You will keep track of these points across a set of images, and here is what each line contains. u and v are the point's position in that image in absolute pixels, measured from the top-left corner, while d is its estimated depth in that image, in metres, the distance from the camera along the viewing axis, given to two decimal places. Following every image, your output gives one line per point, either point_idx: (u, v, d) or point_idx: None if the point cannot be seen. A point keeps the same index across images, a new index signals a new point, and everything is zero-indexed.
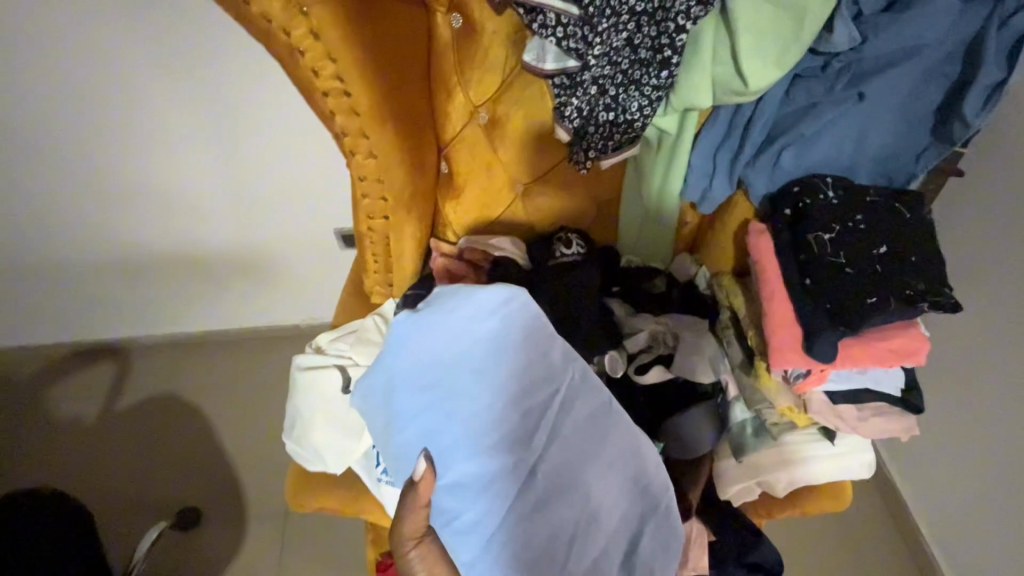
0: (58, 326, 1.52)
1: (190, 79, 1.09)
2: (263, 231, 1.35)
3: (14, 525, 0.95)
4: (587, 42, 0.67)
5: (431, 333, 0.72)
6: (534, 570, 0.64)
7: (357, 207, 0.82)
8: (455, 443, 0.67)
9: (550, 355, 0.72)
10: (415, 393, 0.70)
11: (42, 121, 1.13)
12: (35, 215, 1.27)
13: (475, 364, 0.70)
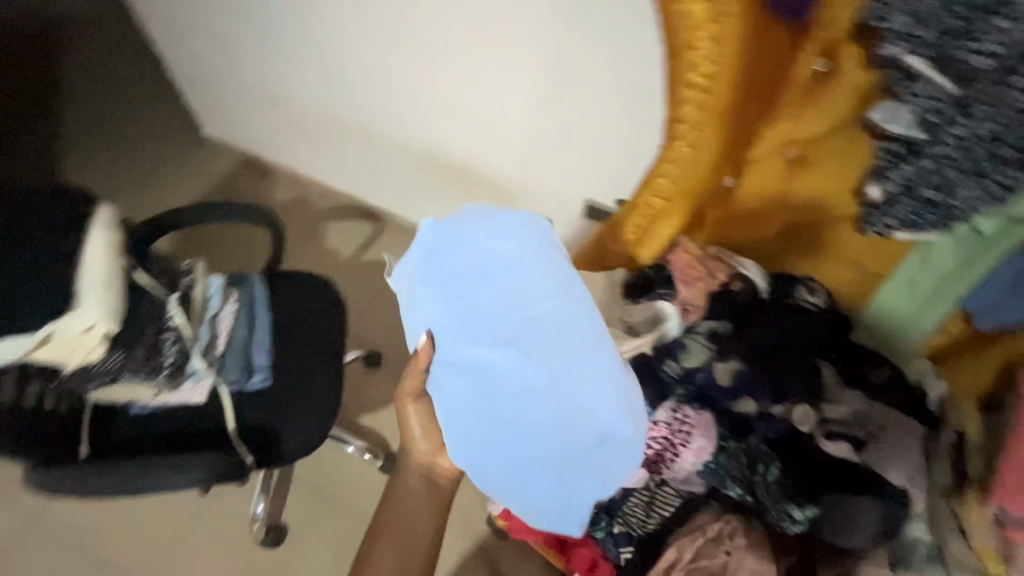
0: (358, 180, 1.99)
1: (531, 46, 1.28)
2: (529, 173, 1.55)
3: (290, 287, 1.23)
4: (950, 122, 0.70)
5: (448, 236, 0.81)
6: (487, 445, 0.75)
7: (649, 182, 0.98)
8: (444, 333, 0.76)
9: (527, 276, 0.76)
10: (431, 283, 0.79)
11: (414, 45, 1.44)
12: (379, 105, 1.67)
13: (484, 273, 0.76)
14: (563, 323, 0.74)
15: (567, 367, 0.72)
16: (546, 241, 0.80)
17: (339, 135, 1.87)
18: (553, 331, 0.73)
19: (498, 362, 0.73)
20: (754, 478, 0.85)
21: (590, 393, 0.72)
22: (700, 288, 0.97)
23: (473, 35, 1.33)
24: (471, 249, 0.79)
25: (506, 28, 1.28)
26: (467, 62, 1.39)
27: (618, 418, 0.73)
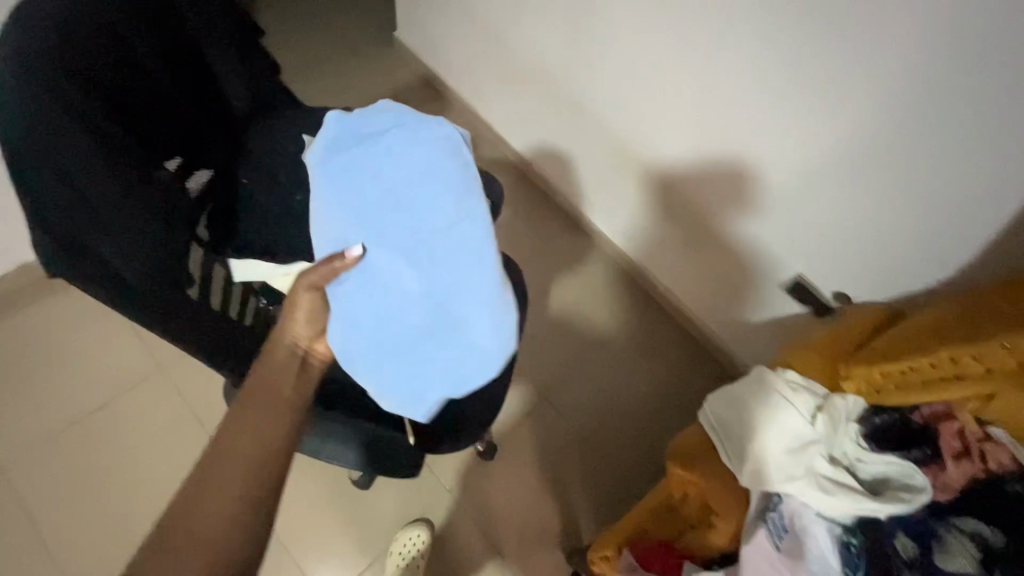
0: (539, 144, 1.84)
1: (842, 106, 1.08)
2: (752, 224, 1.38)
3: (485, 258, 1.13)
4: None
5: (402, 150, 0.71)
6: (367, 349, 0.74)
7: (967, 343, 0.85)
8: (365, 243, 0.70)
9: (447, 205, 0.69)
10: (375, 206, 0.70)
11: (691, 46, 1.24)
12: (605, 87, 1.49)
13: (395, 159, 0.71)
14: (430, 194, 0.69)
15: (435, 238, 0.69)
16: (456, 157, 0.71)
17: (541, 95, 1.72)
18: (427, 186, 0.70)
19: (368, 169, 0.71)
20: None
21: (453, 261, 0.70)
22: (959, 469, 0.86)
23: (775, 66, 1.13)
24: (406, 166, 0.70)
25: (822, 74, 1.07)
26: (745, 90, 1.20)
27: (485, 331, 0.72)
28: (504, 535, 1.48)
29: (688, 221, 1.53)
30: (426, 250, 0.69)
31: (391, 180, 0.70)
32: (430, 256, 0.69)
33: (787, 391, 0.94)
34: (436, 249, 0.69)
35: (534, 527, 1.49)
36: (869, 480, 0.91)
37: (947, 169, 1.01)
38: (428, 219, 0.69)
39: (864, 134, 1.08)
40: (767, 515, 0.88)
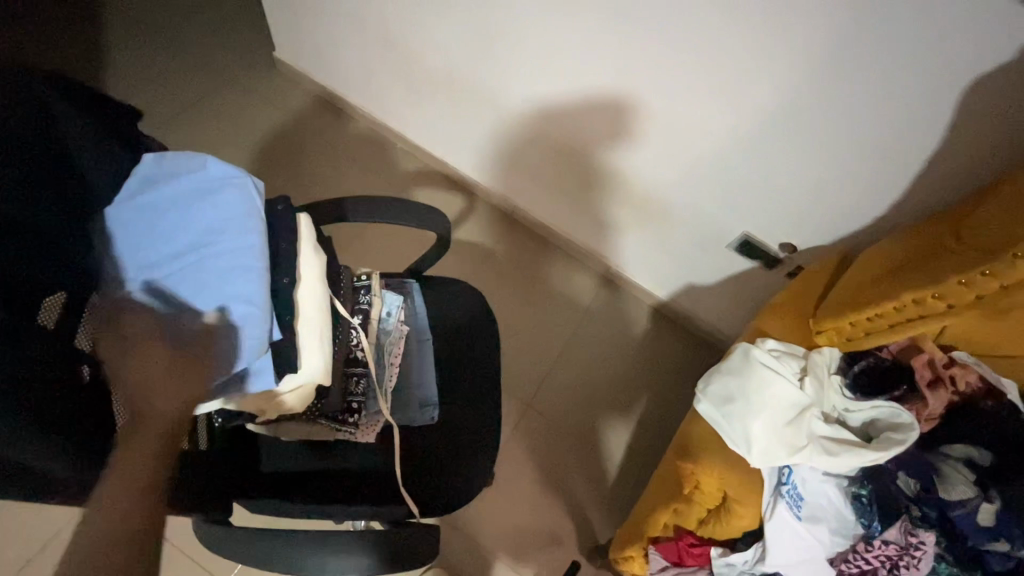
0: (457, 147, 1.77)
1: (765, 74, 1.08)
2: (686, 196, 1.40)
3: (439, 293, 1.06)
4: None
5: (184, 174, 0.71)
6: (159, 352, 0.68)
7: (932, 282, 0.87)
8: (148, 249, 0.69)
9: (216, 210, 0.70)
10: (159, 220, 0.69)
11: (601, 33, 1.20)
12: (519, 84, 1.43)
13: (182, 190, 0.71)
14: (201, 199, 0.71)
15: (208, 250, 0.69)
16: (235, 187, 0.72)
17: (451, 98, 1.62)
18: (212, 204, 0.71)
19: (163, 196, 0.70)
20: None
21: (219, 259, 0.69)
22: (939, 397, 0.90)
23: (692, 43, 1.11)
24: (190, 191, 0.71)
25: (742, 46, 1.07)
26: (665, 69, 1.17)
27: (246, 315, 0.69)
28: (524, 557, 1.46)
29: (629, 202, 1.51)
30: (208, 256, 0.69)
31: (187, 201, 0.71)
32: (218, 267, 0.69)
33: (771, 362, 0.94)
34: (213, 257, 0.69)
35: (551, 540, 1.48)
36: (860, 427, 0.94)
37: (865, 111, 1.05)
38: (221, 244, 0.70)
39: (794, 99, 1.09)
40: (777, 489, 0.91)
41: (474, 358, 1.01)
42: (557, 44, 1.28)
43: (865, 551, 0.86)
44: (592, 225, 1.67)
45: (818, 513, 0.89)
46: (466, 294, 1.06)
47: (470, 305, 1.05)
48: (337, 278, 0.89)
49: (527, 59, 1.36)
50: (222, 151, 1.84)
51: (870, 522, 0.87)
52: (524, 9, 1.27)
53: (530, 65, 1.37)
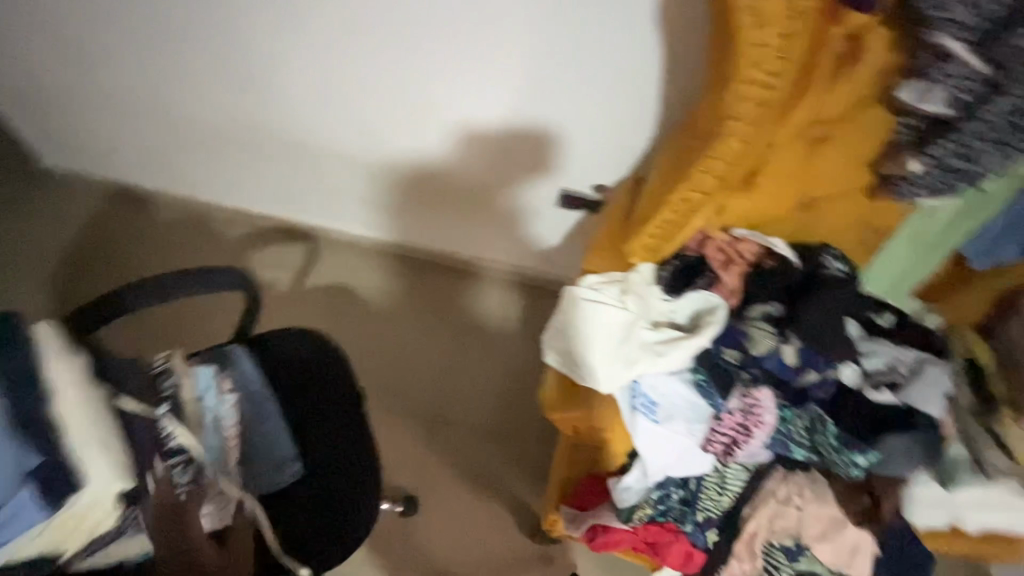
0: (281, 197, 1.76)
1: (500, 42, 1.18)
2: (495, 176, 1.48)
3: (269, 347, 1.01)
4: (981, 100, 0.75)
5: None
6: None
7: (686, 177, 0.97)
8: None
9: None
10: None
11: (353, 44, 1.26)
12: (305, 114, 1.47)
13: None
14: None
15: None
16: None
17: (250, 149, 1.62)
18: None
19: None
20: (818, 441, 0.99)
21: None
22: (735, 274, 1.01)
23: (429, 32, 1.19)
24: None
25: (469, 22, 1.16)
26: (419, 61, 1.25)
27: None
28: (469, 556, 1.49)
29: (450, 195, 1.57)
30: None
31: None
32: None
33: (595, 296, 1.00)
34: None
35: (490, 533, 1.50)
36: (688, 321, 1.03)
37: (597, 55, 1.14)
38: None
39: (531, 56, 1.18)
40: (634, 406, 0.95)
41: (323, 402, 0.98)
42: (320, 66, 1.34)
43: (720, 426, 0.96)
44: (431, 227, 1.70)
45: (672, 411, 0.95)
46: (297, 341, 1.02)
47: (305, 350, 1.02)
48: (117, 373, 0.78)
49: (301, 89, 1.40)
50: (27, 281, 1.69)
51: (715, 401, 0.96)
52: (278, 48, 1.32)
53: (307, 94, 1.41)
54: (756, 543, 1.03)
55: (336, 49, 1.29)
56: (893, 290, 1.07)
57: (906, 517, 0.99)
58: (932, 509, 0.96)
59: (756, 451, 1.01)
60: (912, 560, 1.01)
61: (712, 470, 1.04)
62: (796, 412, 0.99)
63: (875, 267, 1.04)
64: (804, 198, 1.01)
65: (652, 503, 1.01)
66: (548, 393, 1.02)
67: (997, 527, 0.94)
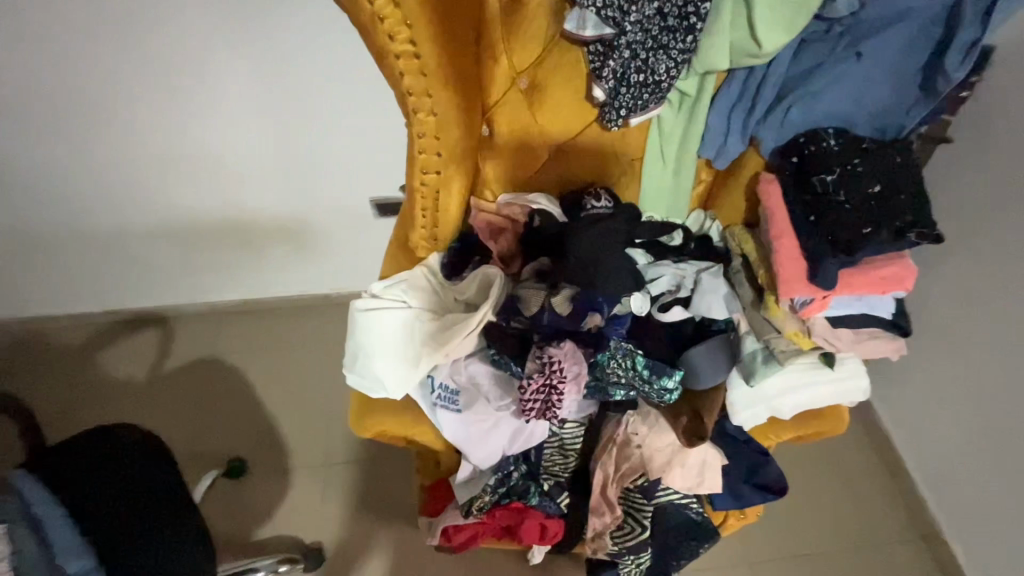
0: (110, 292, 1.66)
1: (246, 68, 1.20)
2: (309, 199, 1.47)
3: (77, 450, 1.00)
4: (623, 11, 0.75)
5: None
6: None
7: (413, 163, 0.91)
8: None
9: None
10: None
11: (106, 107, 1.24)
12: (93, 193, 1.40)
13: None
14: None
15: None
16: None
17: (54, 247, 1.52)
18: None
19: None
20: (631, 378, 0.96)
21: None
22: (507, 238, 1.00)
23: (176, 76, 1.20)
24: None
25: (209, 55, 1.17)
26: (180, 106, 1.25)
27: None
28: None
29: (275, 233, 1.54)
30: None
31: None
32: None
33: (374, 303, 0.96)
34: None
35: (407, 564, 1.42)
36: (479, 298, 0.99)
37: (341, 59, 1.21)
38: None
39: (282, 74, 1.21)
40: (431, 399, 0.94)
41: (138, 485, 0.98)
42: (84, 138, 1.29)
43: (524, 391, 0.93)
44: (274, 273, 1.66)
45: (472, 396, 0.93)
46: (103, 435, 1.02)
47: (115, 438, 1.02)
48: None
49: (78, 169, 1.35)
50: None
51: (511, 367, 0.94)
52: (34, 130, 1.27)
53: (85, 171, 1.35)
54: (610, 492, 1.01)
55: (95, 119, 1.26)
56: (675, 208, 1.05)
57: (734, 421, 0.98)
58: (753, 406, 0.96)
59: (582, 404, 1.01)
60: (755, 458, 1.03)
61: (550, 437, 1.02)
62: (602, 356, 0.96)
63: (647, 192, 1.03)
64: (550, 148, 1.00)
65: (491, 490, 1.00)
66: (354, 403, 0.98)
67: (811, 402, 0.95)
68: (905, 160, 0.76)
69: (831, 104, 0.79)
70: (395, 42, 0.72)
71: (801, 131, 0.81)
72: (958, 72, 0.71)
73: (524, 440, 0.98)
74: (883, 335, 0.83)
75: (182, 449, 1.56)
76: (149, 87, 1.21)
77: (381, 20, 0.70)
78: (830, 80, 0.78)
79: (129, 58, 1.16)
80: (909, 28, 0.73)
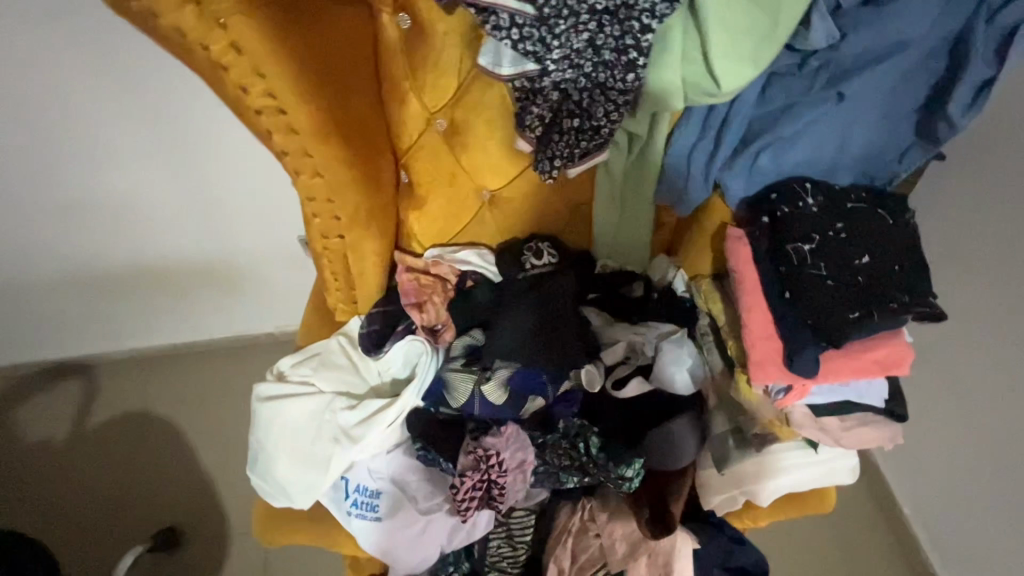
0: (12, 345, 1.46)
1: (128, 102, 1.01)
2: (227, 237, 1.28)
3: None
4: (545, 45, 0.59)
5: None
6: None
7: (309, 227, 0.74)
8: None
9: None
10: None
11: None
12: None
13: None
14: None
15: None
16: None
17: None
18: None
19: None
20: (579, 460, 0.81)
21: None
22: (438, 304, 0.83)
23: (47, 114, 1.01)
24: None
25: (81, 82, 0.98)
26: (56, 146, 1.06)
27: None
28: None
29: (196, 277, 1.36)
30: None
31: None
32: None
33: (278, 389, 0.80)
34: None
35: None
36: (409, 372, 0.84)
37: None
38: None
39: (170, 103, 1.02)
40: (345, 509, 0.80)
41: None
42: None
43: (457, 494, 0.77)
44: (201, 315, 1.48)
45: (397, 498, 0.80)
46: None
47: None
48: None
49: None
50: None
51: (441, 465, 0.79)
52: None
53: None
54: None
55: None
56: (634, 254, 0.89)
57: (705, 505, 0.86)
58: (727, 491, 0.83)
59: (532, 491, 0.87)
60: (732, 547, 0.89)
61: (495, 527, 0.88)
62: (549, 438, 0.82)
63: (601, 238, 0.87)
64: (484, 193, 0.83)
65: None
66: (260, 505, 0.84)
67: (794, 488, 0.82)
68: (897, 221, 0.64)
69: (809, 150, 0.65)
70: (250, 95, 0.56)
71: (773, 186, 0.67)
72: (964, 119, 0.58)
73: (465, 535, 0.83)
74: (874, 424, 0.70)
75: (106, 522, 1.39)
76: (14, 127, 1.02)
77: (225, 70, 0.54)
78: (808, 123, 0.63)
79: None
80: (904, 62, 0.58)
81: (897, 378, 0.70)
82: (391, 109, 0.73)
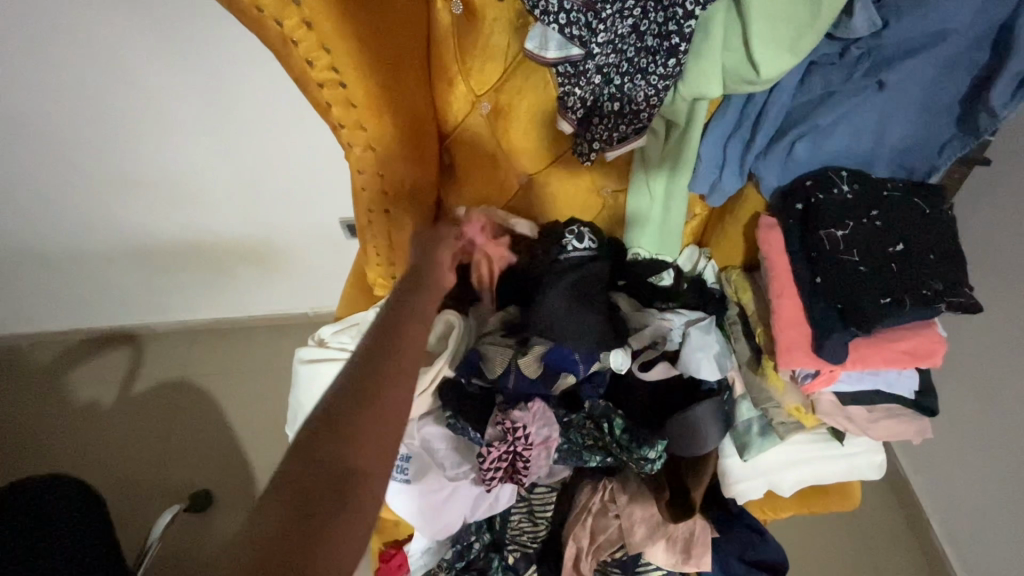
0: (70, 311, 1.56)
1: (188, 88, 1.07)
2: (272, 217, 1.35)
3: None
4: (591, 29, 0.61)
5: None
6: None
7: (357, 199, 0.78)
8: None
9: None
10: None
11: (43, 127, 1.11)
12: (44, 212, 1.29)
13: None
14: None
15: None
16: None
17: (10, 270, 1.42)
18: None
19: None
20: (606, 438, 0.82)
21: None
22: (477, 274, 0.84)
23: (114, 97, 1.07)
24: None
25: (146, 66, 1.03)
26: (122, 129, 1.13)
27: None
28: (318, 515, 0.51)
29: (243, 254, 1.44)
30: None
31: None
32: None
33: (320, 351, 0.85)
34: None
35: (308, 552, 0.48)
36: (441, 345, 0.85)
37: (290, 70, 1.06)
38: None
39: (228, 89, 1.07)
40: None
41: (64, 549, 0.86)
42: (23, 159, 1.18)
43: (483, 463, 0.80)
44: (243, 292, 1.56)
45: (424, 462, 0.84)
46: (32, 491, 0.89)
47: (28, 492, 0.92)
48: None
49: (24, 189, 1.24)
50: None
51: (470, 435, 0.82)
52: None
53: (31, 192, 1.25)
54: (583, 570, 0.89)
55: (32, 141, 1.14)
56: (664, 242, 0.88)
57: (727, 493, 0.85)
58: (749, 478, 0.83)
59: (555, 468, 0.89)
60: (749, 538, 0.89)
61: (518, 501, 0.91)
62: (575, 417, 0.84)
63: (633, 228, 0.87)
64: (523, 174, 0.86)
65: (447, 565, 0.92)
66: None
67: (815, 481, 0.83)
68: (935, 211, 0.65)
69: (847, 140, 0.66)
70: (315, 68, 0.61)
71: (808, 175, 0.69)
72: (1006, 110, 0.59)
73: (487, 506, 0.87)
74: (902, 417, 0.70)
75: (148, 484, 1.48)
76: (82, 108, 1.08)
77: (295, 44, 0.59)
78: (847, 112, 0.64)
79: (52, 73, 1.02)
80: (948, 51, 0.59)
81: (927, 372, 0.70)
82: (440, 91, 0.76)
